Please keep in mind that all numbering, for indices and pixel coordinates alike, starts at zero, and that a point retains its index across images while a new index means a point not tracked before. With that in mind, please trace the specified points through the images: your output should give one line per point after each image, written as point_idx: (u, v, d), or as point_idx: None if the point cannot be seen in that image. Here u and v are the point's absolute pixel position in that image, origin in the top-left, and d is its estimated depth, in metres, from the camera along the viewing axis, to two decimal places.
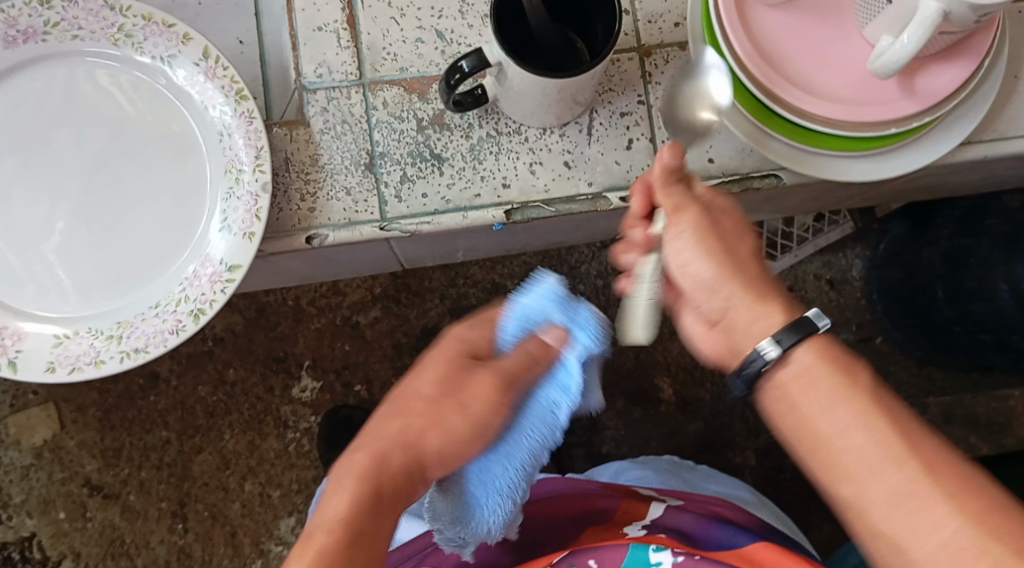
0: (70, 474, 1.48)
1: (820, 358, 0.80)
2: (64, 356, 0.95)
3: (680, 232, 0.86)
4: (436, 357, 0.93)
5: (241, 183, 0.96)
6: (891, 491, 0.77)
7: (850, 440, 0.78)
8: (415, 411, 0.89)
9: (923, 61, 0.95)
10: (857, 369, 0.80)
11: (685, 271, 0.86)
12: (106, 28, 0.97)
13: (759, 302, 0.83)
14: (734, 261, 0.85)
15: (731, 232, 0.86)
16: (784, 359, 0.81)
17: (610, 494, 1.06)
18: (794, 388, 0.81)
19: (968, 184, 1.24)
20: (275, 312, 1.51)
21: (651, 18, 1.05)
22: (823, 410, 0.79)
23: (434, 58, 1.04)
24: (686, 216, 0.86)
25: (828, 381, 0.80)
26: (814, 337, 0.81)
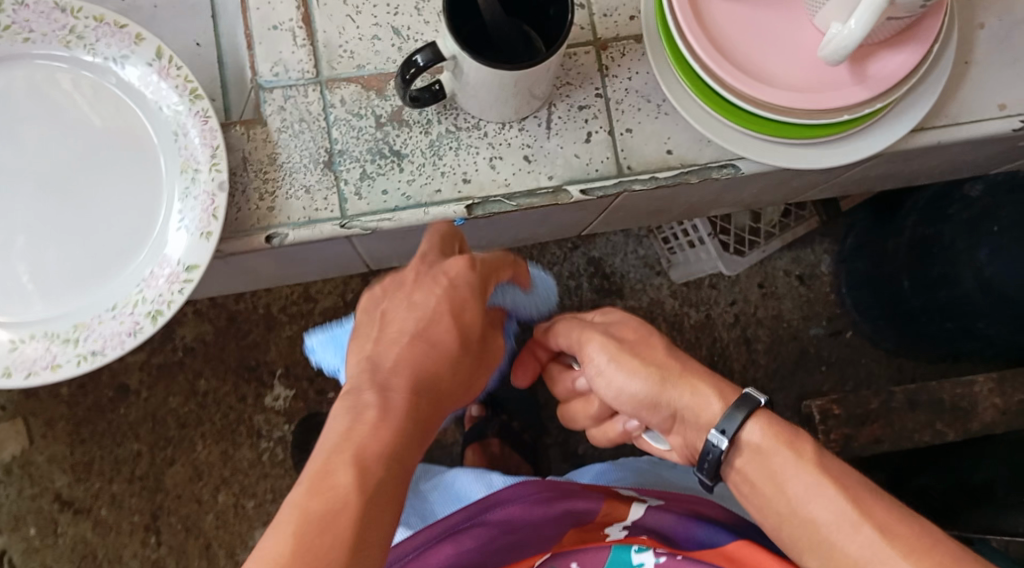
0: (41, 490, 1.47)
1: (767, 434, 0.90)
2: (20, 360, 0.94)
3: (600, 361, 0.97)
4: (476, 292, 0.95)
5: (198, 182, 0.96)
6: (854, 553, 0.85)
7: (813, 509, 0.87)
8: (457, 357, 0.93)
9: (873, 47, 0.96)
10: (801, 437, 0.90)
11: (620, 393, 0.96)
12: (58, 30, 0.96)
13: (696, 398, 0.93)
14: (655, 370, 0.95)
15: (636, 341, 0.97)
16: (733, 443, 0.91)
17: (588, 494, 1.08)
18: (749, 468, 0.90)
19: (929, 172, 1.25)
20: (246, 320, 1.51)
21: (606, 11, 1.06)
22: (784, 487, 0.88)
23: (391, 54, 1.04)
24: (595, 341, 0.98)
25: (777, 457, 0.89)
26: (757, 411, 0.91)
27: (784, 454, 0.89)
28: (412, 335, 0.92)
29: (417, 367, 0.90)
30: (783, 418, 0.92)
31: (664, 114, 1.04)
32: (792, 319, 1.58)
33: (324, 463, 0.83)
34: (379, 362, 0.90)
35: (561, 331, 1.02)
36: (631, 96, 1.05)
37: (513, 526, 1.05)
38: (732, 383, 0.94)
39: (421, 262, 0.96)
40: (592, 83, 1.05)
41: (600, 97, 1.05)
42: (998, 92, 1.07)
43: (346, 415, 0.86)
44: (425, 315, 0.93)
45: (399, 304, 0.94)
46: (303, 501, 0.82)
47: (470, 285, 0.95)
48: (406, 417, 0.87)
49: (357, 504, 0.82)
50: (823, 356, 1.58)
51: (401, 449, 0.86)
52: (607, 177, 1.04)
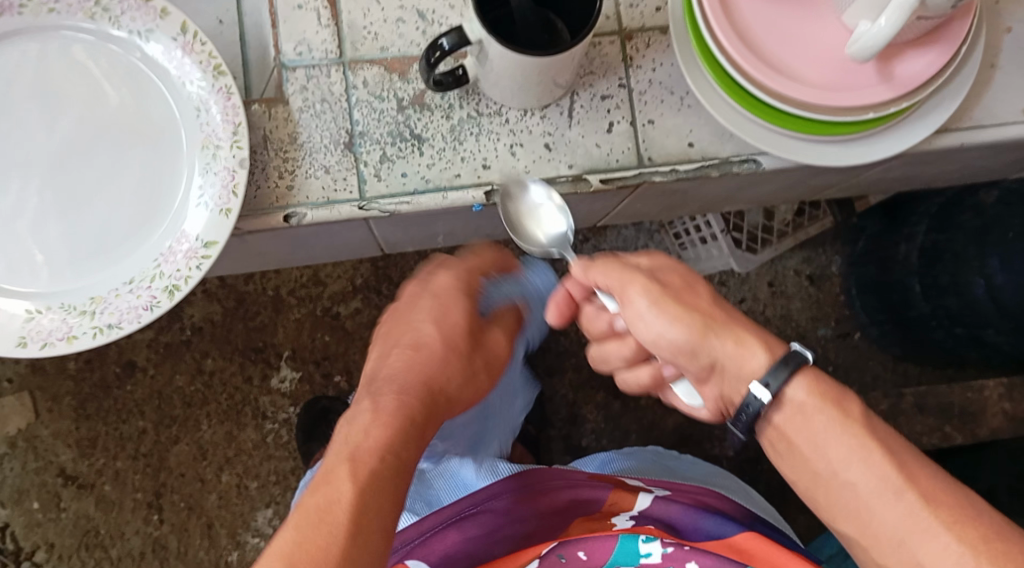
0: (45, 464, 1.47)
1: (812, 393, 0.89)
2: (35, 331, 0.95)
3: (640, 305, 0.92)
4: (460, 294, 1.05)
5: (218, 159, 0.96)
6: (891, 520, 0.86)
7: (852, 475, 0.88)
8: (447, 358, 1.00)
9: (900, 47, 0.95)
10: (845, 400, 0.89)
11: (658, 339, 0.93)
12: (83, 2, 0.96)
13: (740, 347, 0.91)
14: (701, 317, 0.92)
15: (681, 290, 0.94)
16: (775, 398, 0.90)
17: (597, 484, 1.08)
18: (788, 427, 0.90)
19: (944, 176, 1.25)
20: (254, 301, 1.50)
21: (632, 1, 1.05)
22: (823, 448, 0.89)
23: (415, 38, 1.04)
24: (636, 284, 0.93)
25: (820, 417, 0.89)
26: (803, 368, 0.90)
27: (827, 414, 0.89)
28: (411, 341, 1.01)
29: (412, 369, 0.97)
30: (828, 376, 0.91)
31: (687, 107, 1.04)
32: (801, 320, 1.58)
33: (326, 465, 0.88)
34: (380, 373, 0.98)
35: (599, 271, 0.95)
36: (654, 88, 1.04)
37: (518, 514, 1.06)
38: (777, 338, 0.93)
39: (415, 284, 1.07)
40: (615, 73, 1.05)
41: (623, 87, 1.04)
42: (1021, 97, 1.07)
43: (347, 423, 0.92)
44: (416, 323, 1.02)
45: (398, 322, 1.03)
46: (303, 500, 0.85)
47: (453, 293, 1.04)
48: (403, 418, 0.92)
49: (352, 493, 0.85)
50: (830, 358, 1.58)
51: (396, 444, 0.90)
52: (627, 168, 1.04)
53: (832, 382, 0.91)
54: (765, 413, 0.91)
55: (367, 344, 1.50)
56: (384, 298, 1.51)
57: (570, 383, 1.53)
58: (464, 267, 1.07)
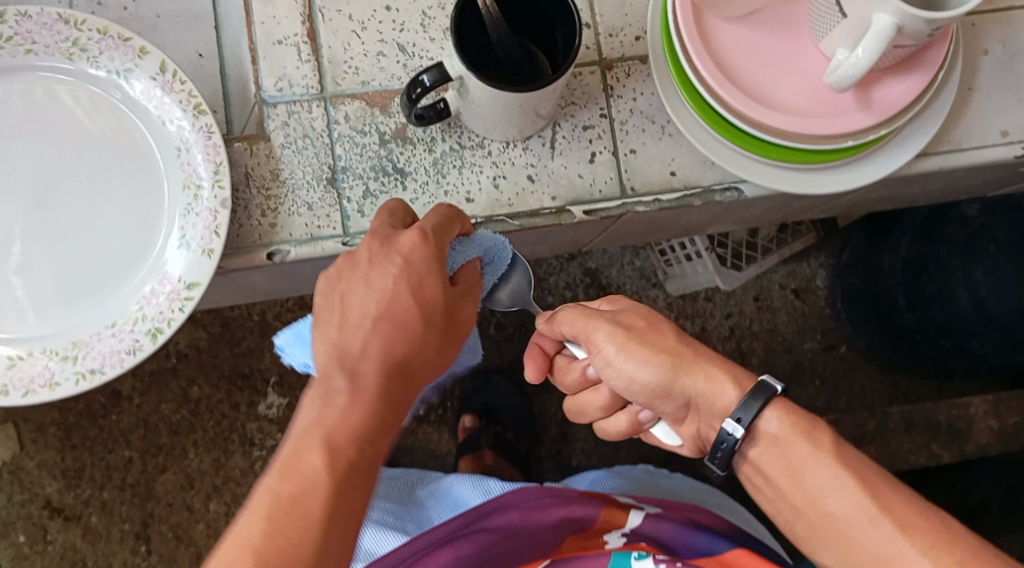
0: (31, 496, 1.45)
1: (785, 424, 0.89)
2: (17, 378, 0.93)
3: (609, 351, 0.93)
4: (436, 261, 0.88)
5: (200, 199, 0.95)
6: (872, 547, 0.86)
7: (830, 504, 0.88)
8: (422, 335, 0.87)
9: (878, 73, 0.96)
10: (819, 428, 0.89)
11: (631, 382, 0.93)
12: (60, 41, 0.96)
13: (711, 382, 0.91)
14: (671, 360, 0.92)
15: (645, 329, 0.94)
16: (750, 431, 0.90)
17: (588, 501, 1.07)
18: (764, 460, 0.90)
19: (926, 194, 1.25)
20: (240, 326, 1.50)
21: (612, 31, 1.05)
22: (801, 479, 0.89)
23: (396, 71, 1.04)
24: (601, 330, 0.94)
25: (795, 449, 0.89)
26: (773, 399, 0.89)
27: (803, 444, 0.88)
28: (376, 314, 0.86)
29: (383, 348, 0.86)
30: (798, 405, 0.91)
31: (668, 135, 1.04)
32: (787, 333, 1.58)
33: (295, 450, 0.83)
34: (345, 346, 0.86)
35: (562, 321, 0.96)
36: (636, 117, 1.05)
37: (511, 531, 1.05)
38: (746, 370, 0.93)
39: (375, 238, 0.89)
40: (597, 103, 1.05)
41: (605, 117, 1.04)
42: (1000, 118, 1.07)
43: (317, 401, 0.85)
44: (386, 292, 0.87)
45: (354, 283, 0.87)
46: (273, 483, 0.82)
47: (433, 259, 0.88)
48: (374, 399, 0.85)
49: (328, 489, 0.82)
50: (817, 371, 1.58)
51: (373, 431, 0.85)
52: (610, 199, 1.04)
53: (804, 411, 0.90)
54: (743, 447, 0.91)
55: None
56: None
57: (559, 402, 1.52)
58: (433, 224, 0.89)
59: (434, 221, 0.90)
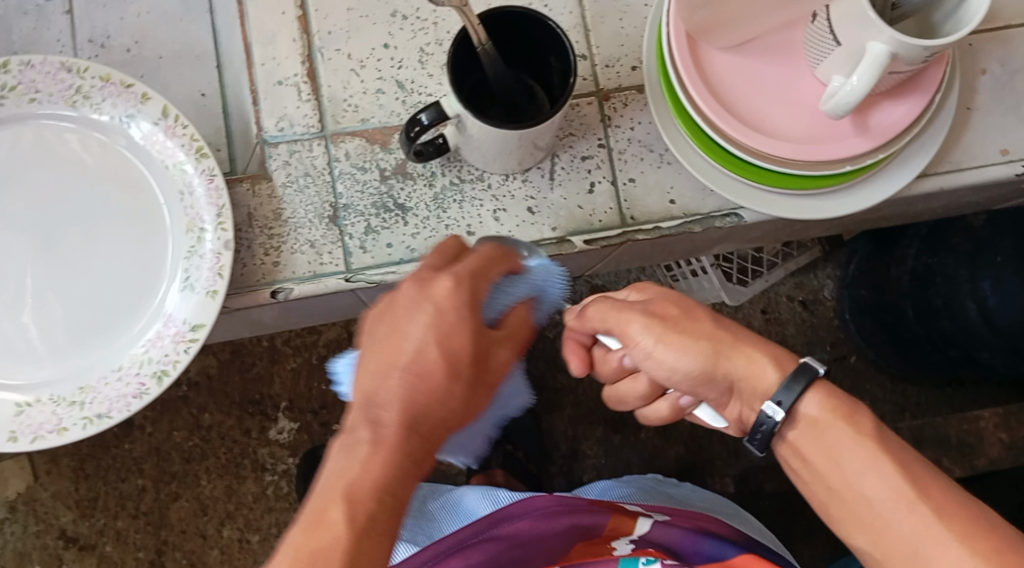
0: (46, 527, 1.46)
1: (825, 407, 0.88)
2: (26, 424, 0.95)
3: (646, 344, 0.91)
4: (466, 309, 0.85)
5: (203, 242, 0.96)
6: (907, 532, 0.84)
7: (866, 487, 0.85)
8: (448, 389, 0.84)
9: (875, 98, 0.96)
10: (859, 411, 0.87)
11: (672, 372, 0.91)
12: (63, 90, 0.97)
13: (752, 364, 0.89)
14: (710, 347, 0.90)
15: (681, 317, 0.92)
16: (790, 415, 0.88)
17: (598, 509, 1.07)
18: (803, 442, 0.88)
19: (928, 210, 1.25)
20: (250, 353, 1.50)
21: (608, 62, 1.07)
22: (838, 461, 0.87)
23: (395, 107, 1.05)
24: (636, 322, 0.92)
25: (834, 431, 0.87)
26: (816, 381, 0.88)
27: (843, 427, 0.87)
28: (411, 369, 0.84)
29: (410, 401, 0.83)
30: (841, 388, 0.89)
31: (667, 164, 1.05)
32: (796, 344, 1.56)
33: (318, 501, 0.81)
34: (374, 397, 0.84)
35: (594, 316, 0.94)
36: (633, 147, 1.05)
37: (519, 540, 1.06)
38: (787, 348, 0.91)
39: (412, 282, 0.86)
40: (595, 133, 1.06)
41: (603, 147, 1.05)
42: (1000, 136, 1.08)
43: (341, 453, 0.82)
44: (420, 344, 0.84)
45: (394, 331, 0.85)
46: (297, 539, 0.80)
47: (461, 305, 0.85)
48: (400, 450, 0.82)
49: (349, 539, 0.79)
50: (827, 382, 1.57)
51: (396, 483, 0.82)
52: (611, 228, 1.04)
53: (846, 392, 0.89)
54: (782, 430, 0.90)
55: None
56: None
57: (569, 419, 1.52)
58: (466, 270, 0.87)
59: (466, 266, 0.87)
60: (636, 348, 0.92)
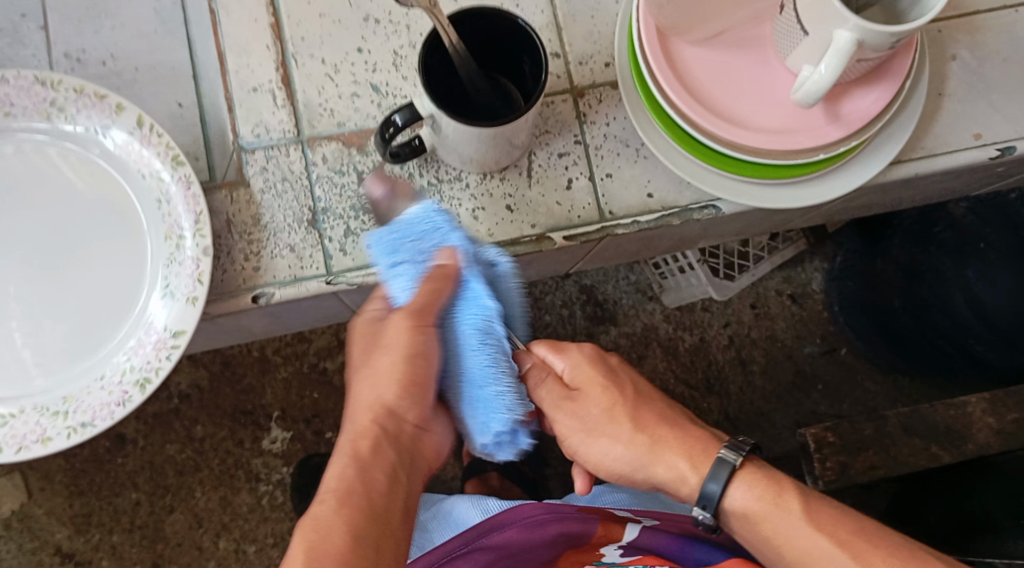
0: (41, 544, 1.46)
1: (753, 496, 0.93)
2: (10, 435, 0.95)
3: (574, 444, 0.97)
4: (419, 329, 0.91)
5: (182, 249, 0.97)
6: None
7: (811, 563, 0.91)
8: (402, 394, 0.91)
9: (845, 87, 0.97)
10: (787, 492, 0.93)
11: (599, 467, 0.97)
12: (39, 103, 0.98)
13: (672, 476, 0.95)
14: (630, 452, 0.96)
15: (601, 415, 0.96)
16: (717, 510, 0.95)
17: (587, 517, 1.08)
18: (744, 528, 0.94)
19: (908, 198, 1.25)
20: (240, 364, 1.51)
21: (582, 60, 1.07)
22: (780, 545, 0.92)
23: (371, 111, 1.05)
24: (561, 419, 0.96)
25: (769, 520, 0.93)
26: (735, 472, 0.93)
27: (775, 513, 0.92)
28: (390, 384, 0.91)
29: (373, 406, 0.91)
30: (764, 468, 0.95)
31: (643, 158, 1.06)
32: (787, 339, 1.56)
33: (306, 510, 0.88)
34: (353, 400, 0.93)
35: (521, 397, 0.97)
36: (609, 142, 1.06)
37: (510, 551, 1.08)
38: (707, 443, 0.96)
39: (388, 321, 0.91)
40: (570, 130, 1.06)
41: (579, 144, 1.06)
42: (973, 122, 1.08)
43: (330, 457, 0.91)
44: (397, 369, 0.91)
45: (377, 348, 0.93)
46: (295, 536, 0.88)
47: (422, 331, 0.91)
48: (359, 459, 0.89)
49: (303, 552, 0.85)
50: (819, 375, 1.56)
51: (354, 497, 0.87)
52: (589, 224, 1.05)
53: (768, 470, 0.94)
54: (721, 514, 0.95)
55: None
56: None
57: None
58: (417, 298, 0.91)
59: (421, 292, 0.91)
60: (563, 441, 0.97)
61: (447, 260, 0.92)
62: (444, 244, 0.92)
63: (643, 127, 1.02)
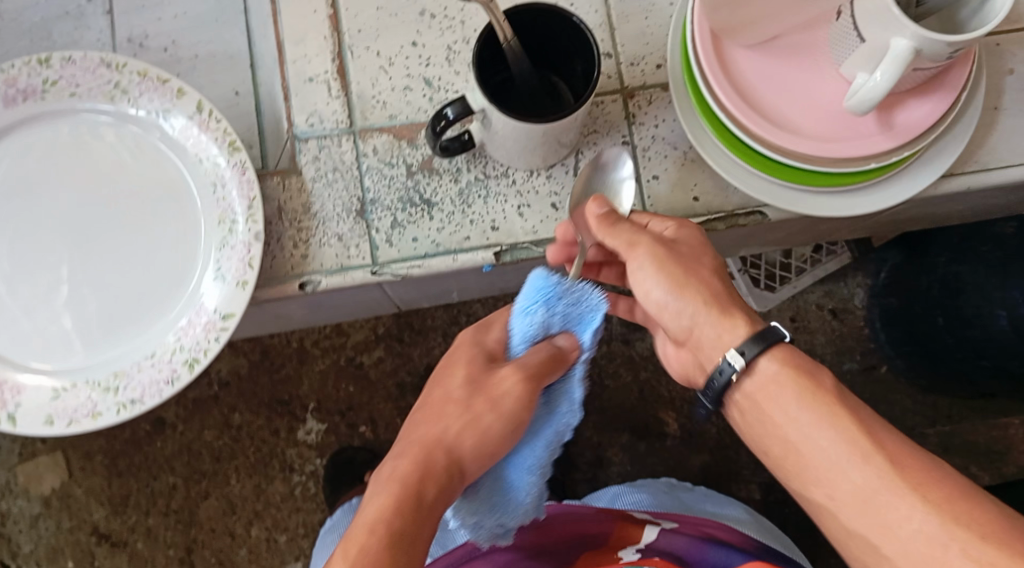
0: (78, 522, 1.49)
1: (783, 366, 0.87)
2: (62, 408, 0.97)
3: (643, 263, 0.91)
4: (521, 388, 0.92)
5: (235, 233, 0.99)
6: (858, 484, 0.83)
7: (821, 439, 0.85)
8: (471, 438, 0.92)
9: (899, 97, 0.96)
10: (819, 375, 0.87)
11: (646, 296, 0.92)
12: (103, 85, 1.00)
13: (728, 321, 0.89)
14: (692, 286, 0.90)
15: (689, 256, 0.92)
16: (749, 369, 0.88)
17: (604, 518, 1.09)
18: (761, 396, 0.88)
19: (955, 214, 1.23)
20: (280, 354, 1.52)
21: (633, 61, 1.08)
22: (791, 417, 0.86)
23: (423, 105, 1.07)
24: (643, 243, 0.92)
25: (789, 387, 0.87)
26: (778, 344, 0.88)
27: (797, 384, 0.86)
28: (465, 427, 0.92)
29: (436, 439, 0.92)
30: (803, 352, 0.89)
31: (690, 162, 1.06)
32: (826, 354, 1.54)
33: (349, 529, 0.87)
34: (419, 428, 0.94)
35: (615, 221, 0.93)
36: (657, 144, 1.06)
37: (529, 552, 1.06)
38: (761, 318, 0.92)
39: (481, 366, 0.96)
40: (619, 131, 1.07)
41: (627, 144, 1.07)
42: None
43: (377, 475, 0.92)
44: (480, 417, 0.92)
45: (463, 387, 0.95)
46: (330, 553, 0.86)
47: (520, 389, 0.93)
48: (411, 488, 0.88)
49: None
50: (857, 393, 1.53)
51: (400, 525, 0.86)
52: None
53: (805, 357, 0.89)
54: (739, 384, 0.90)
55: (391, 392, 1.52)
56: (406, 346, 1.53)
57: (597, 426, 1.49)
58: (529, 362, 0.93)
59: (533, 358, 0.93)
60: (632, 262, 0.92)
61: (570, 346, 0.94)
62: (577, 331, 0.94)
63: (693, 130, 1.02)
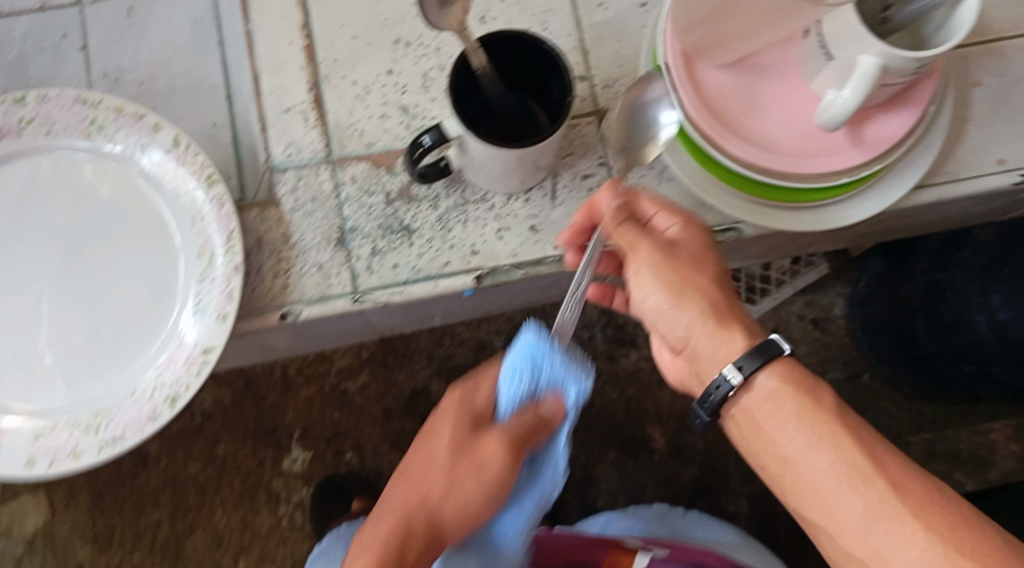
0: (63, 560, 1.47)
1: (784, 383, 0.87)
2: (42, 449, 0.96)
3: (642, 271, 0.91)
4: (503, 458, 0.92)
5: (214, 265, 0.99)
6: (859, 508, 0.83)
7: (819, 459, 0.85)
8: (450, 502, 0.94)
9: (869, 112, 0.98)
10: (819, 390, 0.87)
11: (644, 304, 0.92)
12: (78, 123, 1.01)
13: (723, 330, 0.89)
14: (692, 292, 0.90)
15: (689, 260, 0.91)
16: (746, 383, 0.88)
17: (596, 546, 1.10)
18: (760, 412, 0.88)
19: (932, 222, 1.25)
20: (263, 382, 1.51)
21: (607, 83, 1.09)
22: (790, 437, 0.86)
23: (400, 132, 1.07)
24: (642, 248, 0.91)
25: (789, 404, 0.87)
26: (778, 358, 0.88)
27: (796, 402, 0.87)
28: (442, 490, 0.94)
29: (415, 499, 0.95)
30: (801, 367, 0.89)
31: (667, 180, 1.07)
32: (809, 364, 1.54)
33: None
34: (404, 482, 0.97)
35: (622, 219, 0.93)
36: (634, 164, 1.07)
37: None
38: (762, 327, 0.91)
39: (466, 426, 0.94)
40: (595, 152, 1.08)
41: (603, 165, 1.07)
42: (998, 147, 1.09)
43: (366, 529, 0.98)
44: (461, 486, 0.93)
45: (447, 451, 0.94)
46: None
47: (502, 461, 0.92)
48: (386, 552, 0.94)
49: None
50: None
51: None
52: None
53: (805, 372, 0.89)
54: (736, 398, 0.90)
55: (376, 417, 1.52)
56: (391, 370, 1.53)
57: (587, 444, 1.49)
58: (512, 432, 0.92)
59: (514, 426, 0.92)
60: (631, 268, 0.91)
61: (556, 410, 0.91)
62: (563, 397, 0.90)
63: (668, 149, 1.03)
